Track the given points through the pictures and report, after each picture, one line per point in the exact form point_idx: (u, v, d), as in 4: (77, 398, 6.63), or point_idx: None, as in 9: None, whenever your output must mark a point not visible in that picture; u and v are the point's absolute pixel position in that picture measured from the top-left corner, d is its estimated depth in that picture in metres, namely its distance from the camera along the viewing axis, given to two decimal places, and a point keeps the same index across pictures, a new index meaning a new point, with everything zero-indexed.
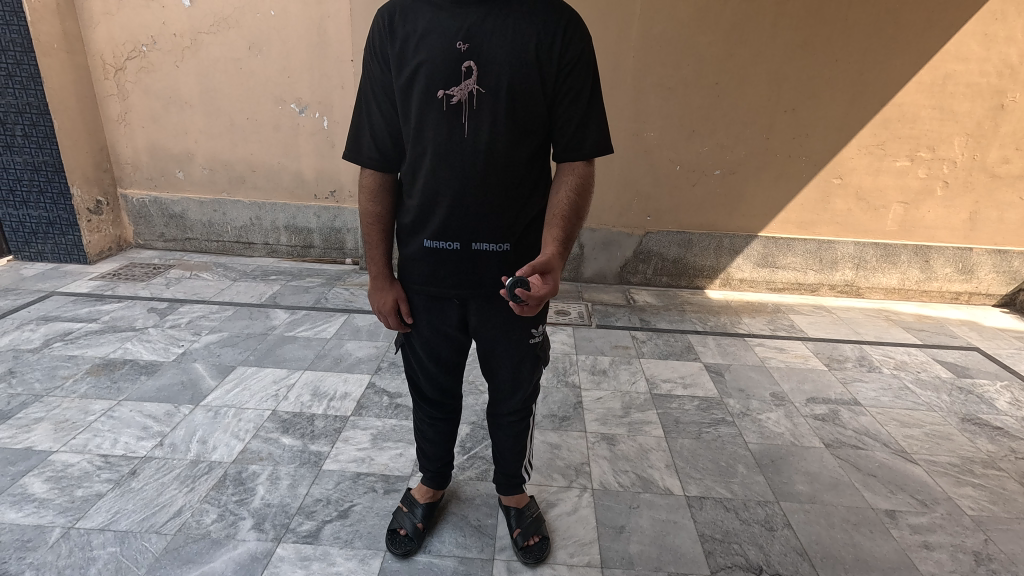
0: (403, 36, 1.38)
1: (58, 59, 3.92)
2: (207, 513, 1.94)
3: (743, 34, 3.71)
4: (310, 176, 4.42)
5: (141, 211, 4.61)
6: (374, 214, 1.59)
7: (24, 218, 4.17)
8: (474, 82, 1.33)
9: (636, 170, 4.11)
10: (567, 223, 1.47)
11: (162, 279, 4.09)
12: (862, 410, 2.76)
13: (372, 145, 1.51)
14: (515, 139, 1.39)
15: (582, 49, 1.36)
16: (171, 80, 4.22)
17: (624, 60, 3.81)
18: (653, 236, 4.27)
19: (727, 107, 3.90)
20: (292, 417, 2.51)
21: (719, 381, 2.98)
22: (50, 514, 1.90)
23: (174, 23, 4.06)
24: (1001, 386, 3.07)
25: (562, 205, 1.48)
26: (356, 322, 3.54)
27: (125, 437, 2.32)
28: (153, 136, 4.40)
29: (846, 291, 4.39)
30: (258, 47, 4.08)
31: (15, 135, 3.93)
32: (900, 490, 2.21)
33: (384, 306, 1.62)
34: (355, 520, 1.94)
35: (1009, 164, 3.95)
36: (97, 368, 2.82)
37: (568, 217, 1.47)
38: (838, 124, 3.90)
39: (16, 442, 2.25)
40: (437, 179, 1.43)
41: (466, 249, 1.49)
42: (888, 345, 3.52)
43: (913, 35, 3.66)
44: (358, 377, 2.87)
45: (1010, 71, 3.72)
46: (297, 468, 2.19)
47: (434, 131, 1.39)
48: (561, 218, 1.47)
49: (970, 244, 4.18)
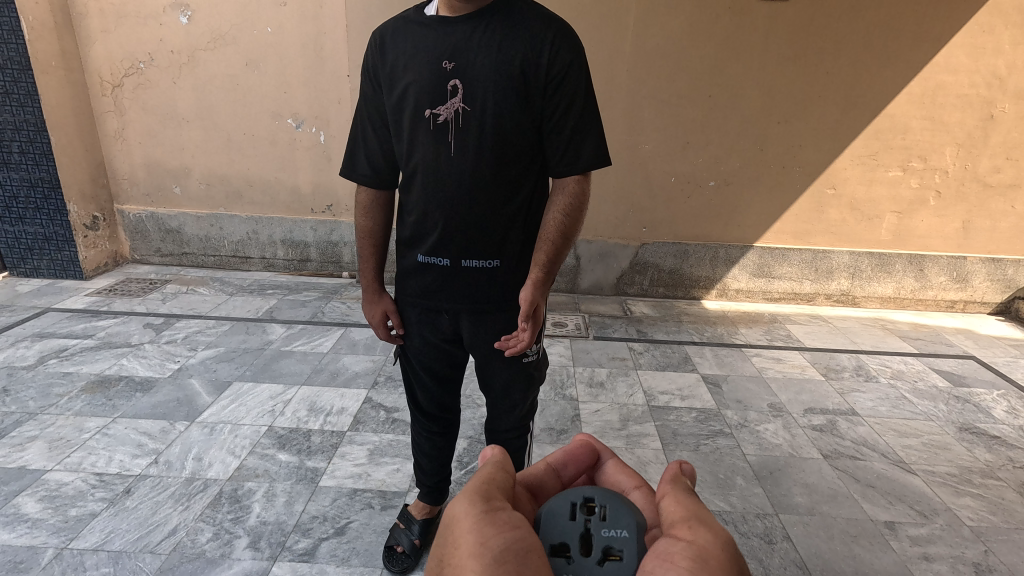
0: (393, 58, 1.42)
1: (56, 76, 3.96)
2: (202, 532, 1.92)
3: (736, 47, 3.75)
4: (307, 191, 4.44)
5: (138, 227, 4.62)
6: (367, 228, 1.65)
7: (20, 235, 4.17)
8: (460, 100, 1.35)
9: (631, 183, 4.14)
10: (555, 246, 1.43)
11: (158, 294, 4.08)
12: (861, 420, 2.76)
13: (368, 165, 1.57)
14: (501, 157, 1.39)
15: (570, 59, 1.33)
16: (168, 96, 4.24)
17: (618, 75, 3.85)
18: (649, 247, 4.29)
19: (721, 121, 3.94)
20: (289, 433, 2.49)
21: (717, 393, 2.97)
22: (44, 534, 1.88)
23: (171, 40, 4.09)
24: (998, 396, 3.06)
25: (551, 229, 1.43)
26: (352, 336, 3.53)
27: (119, 455, 2.30)
28: (150, 152, 4.42)
29: (842, 301, 4.40)
30: (255, 63, 4.11)
31: (12, 153, 3.95)
32: (898, 501, 2.19)
33: (374, 318, 1.68)
34: (351, 537, 1.93)
35: (999, 173, 4.00)
36: (92, 386, 2.80)
37: (557, 242, 1.43)
38: (830, 135, 3.94)
39: (9, 462, 2.23)
40: (427, 197, 1.45)
41: (456, 265, 1.49)
42: (884, 355, 3.53)
43: (902, 48, 3.70)
44: (355, 393, 2.86)
45: (999, 82, 3.77)
46: (294, 484, 2.17)
47: (424, 149, 1.41)
48: (553, 239, 1.43)
49: (964, 252, 4.21)
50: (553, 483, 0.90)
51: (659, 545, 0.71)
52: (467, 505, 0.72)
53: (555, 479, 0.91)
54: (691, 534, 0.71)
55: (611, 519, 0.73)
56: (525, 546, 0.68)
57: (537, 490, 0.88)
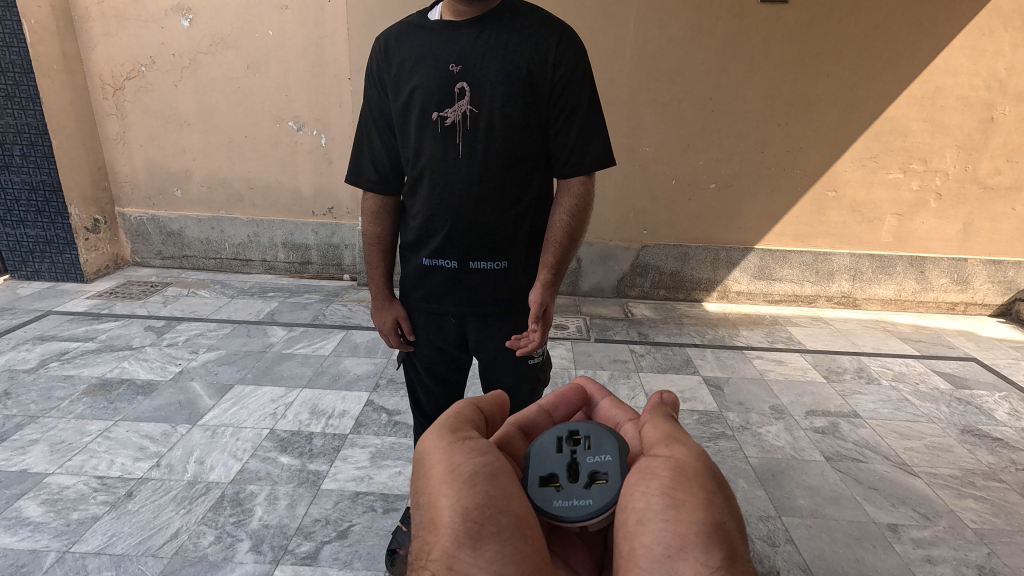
0: (399, 62, 1.42)
1: (58, 80, 3.97)
2: (204, 535, 1.92)
3: (736, 50, 3.76)
4: (308, 193, 4.44)
5: (139, 230, 4.62)
6: (376, 235, 1.66)
7: (22, 238, 4.17)
8: (467, 102, 1.35)
9: (633, 186, 4.15)
10: (562, 247, 1.48)
11: (159, 297, 4.08)
12: (863, 422, 2.76)
13: (372, 169, 1.58)
14: (509, 159, 1.39)
15: (575, 62, 1.35)
16: (169, 99, 4.25)
17: (619, 78, 3.86)
18: (650, 250, 4.30)
19: (722, 123, 3.95)
20: (291, 436, 2.49)
21: (718, 396, 2.97)
22: (45, 538, 1.88)
23: (173, 44, 4.10)
24: (999, 398, 3.06)
25: (558, 231, 1.48)
26: (354, 338, 3.53)
27: (121, 458, 2.29)
28: (151, 155, 4.43)
29: (843, 303, 4.40)
30: (256, 66, 4.12)
31: (13, 156, 3.95)
32: (901, 504, 2.19)
33: (384, 324, 1.67)
34: (354, 541, 1.92)
35: (1000, 175, 4.01)
36: (94, 389, 2.80)
37: (565, 242, 1.48)
38: (830, 137, 3.95)
39: (10, 465, 2.23)
40: (435, 200, 1.45)
41: (463, 267, 1.49)
42: (886, 357, 3.53)
43: (902, 50, 3.72)
44: (357, 395, 2.86)
45: (999, 84, 3.78)
46: (296, 487, 2.17)
47: (430, 152, 1.41)
48: (560, 241, 1.48)
49: (965, 254, 4.22)
50: (545, 422, 1.03)
51: (643, 463, 0.86)
52: (437, 438, 0.83)
53: (547, 418, 1.03)
54: (669, 452, 0.86)
55: (595, 446, 0.90)
56: (492, 470, 0.81)
57: (529, 428, 1.01)
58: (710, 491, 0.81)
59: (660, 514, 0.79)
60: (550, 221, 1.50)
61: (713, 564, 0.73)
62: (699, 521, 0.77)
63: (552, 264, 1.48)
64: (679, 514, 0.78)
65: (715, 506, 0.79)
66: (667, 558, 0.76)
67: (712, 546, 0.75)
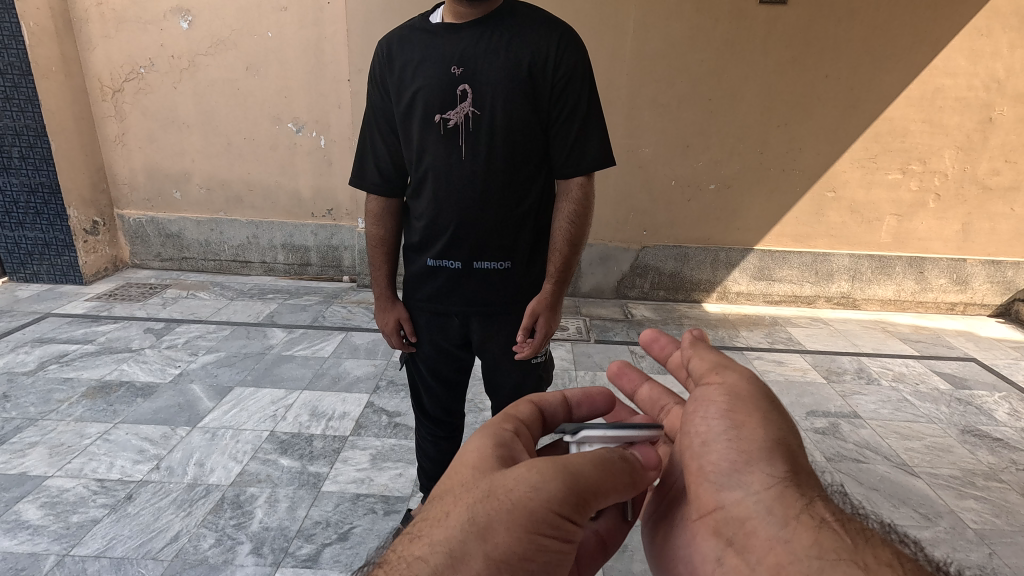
0: (401, 65, 1.42)
1: (56, 82, 3.96)
2: (203, 538, 1.91)
3: (735, 51, 3.76)
4: (308, 195, 4.44)
5: (138, 232, 4.61)
6: (377, 236, 1.66)
7: (20, 240, 4.17)
8: (470, 104, 1.36)
9: (632, 186, 4.15)
10: (568, 253, 1.49)
11: (158, 299, 4.07)
12: (863, 423, 2.76)
13: (375, 173, 1.58)
14: (512, 160, 1.39)
15: (576, 63, 1.35)
16: (168, 101, 4.25)
17: (618, 78, 3.87)
18: (649, 251, 4.31)
19: (721, 124, 3.95)
20: (291, 438, 2.49)
21: None
22: (44, 541, 1.88)
23: (172, 45, 4.10)
24: (999, 398, 3.07)
25: (560, 237, 1.48)
26: (354, 340, 3.53)
27: (120, 461, 2.29)
28: (150, 157, 4.42)
29: (843, 303, 4.41)
30: (256, 68, 4.12)
31: (12, 158, 3.95)
32: (902, 504, 2.19)
33: (386, 326, 1.66)
34: (355, 543, 1.92)
35: (998, 175, 4.02)
36: (93, 392, 2.79)
37: (569, 247, 1.48)
38: (829, 138, 3.96)
39: (9, 468, 2.22)
40: (438, 201, 1.45)
41: (467, 268, 1.49)
42: (886, 357, 3.54)
43: (901, 51, 3.72)
44: (357, 397, 2.85)
45: (997, 85, 3.79)
46: (296, 489, 2.16)
47: (433, 154, 1.41)
48: (561, 247, 1.48)
49: (964, 254, 4.22)
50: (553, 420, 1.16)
51: (700, 393, 1.06)
52: (551, 485, 0.84)
53: (566, 410, 1.15)
54: (721, 378, 1.06)
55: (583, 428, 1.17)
56: (537, 547, 0.83)
57: (548, 414, 1.13)
58: (764, 410, 1.00)
59: (723, 435, 0.99)
60: (552, 226, 1.51)
61: (779, 474, 0.93)
62: (760, 438, 0.96)
63: (557, 271, 1.50)
64: (740, 432, 0.98)
65: (772, 425, 0.98)
66: (736, 471, 0.96)
67: (771, 458, 0.95)
